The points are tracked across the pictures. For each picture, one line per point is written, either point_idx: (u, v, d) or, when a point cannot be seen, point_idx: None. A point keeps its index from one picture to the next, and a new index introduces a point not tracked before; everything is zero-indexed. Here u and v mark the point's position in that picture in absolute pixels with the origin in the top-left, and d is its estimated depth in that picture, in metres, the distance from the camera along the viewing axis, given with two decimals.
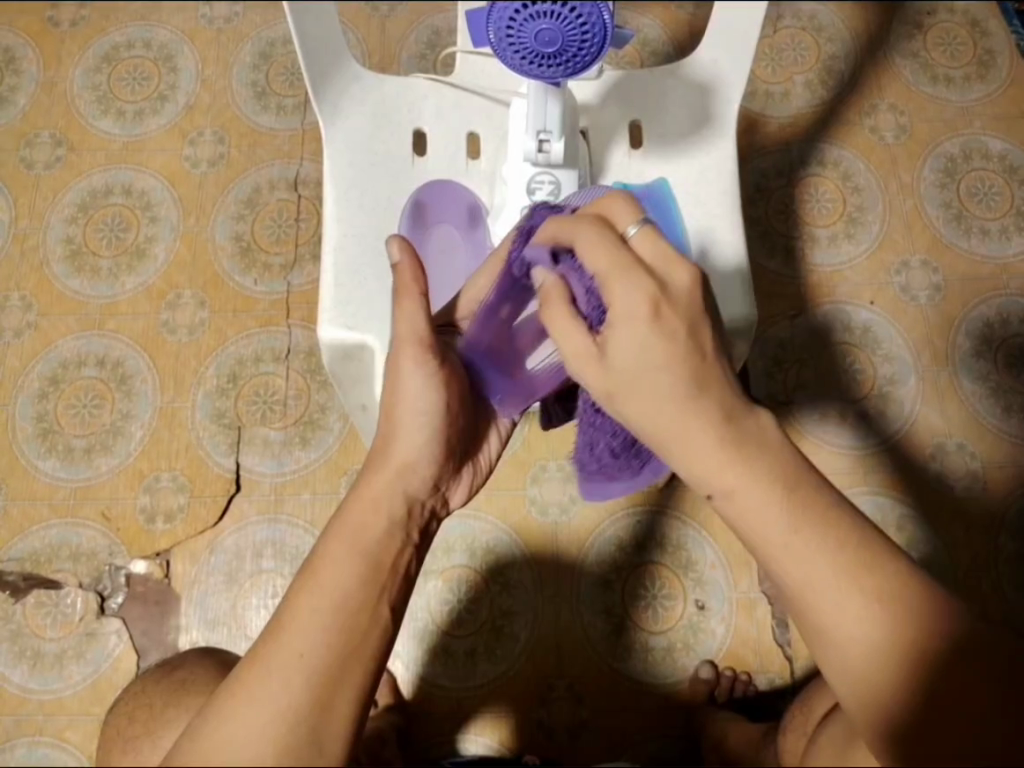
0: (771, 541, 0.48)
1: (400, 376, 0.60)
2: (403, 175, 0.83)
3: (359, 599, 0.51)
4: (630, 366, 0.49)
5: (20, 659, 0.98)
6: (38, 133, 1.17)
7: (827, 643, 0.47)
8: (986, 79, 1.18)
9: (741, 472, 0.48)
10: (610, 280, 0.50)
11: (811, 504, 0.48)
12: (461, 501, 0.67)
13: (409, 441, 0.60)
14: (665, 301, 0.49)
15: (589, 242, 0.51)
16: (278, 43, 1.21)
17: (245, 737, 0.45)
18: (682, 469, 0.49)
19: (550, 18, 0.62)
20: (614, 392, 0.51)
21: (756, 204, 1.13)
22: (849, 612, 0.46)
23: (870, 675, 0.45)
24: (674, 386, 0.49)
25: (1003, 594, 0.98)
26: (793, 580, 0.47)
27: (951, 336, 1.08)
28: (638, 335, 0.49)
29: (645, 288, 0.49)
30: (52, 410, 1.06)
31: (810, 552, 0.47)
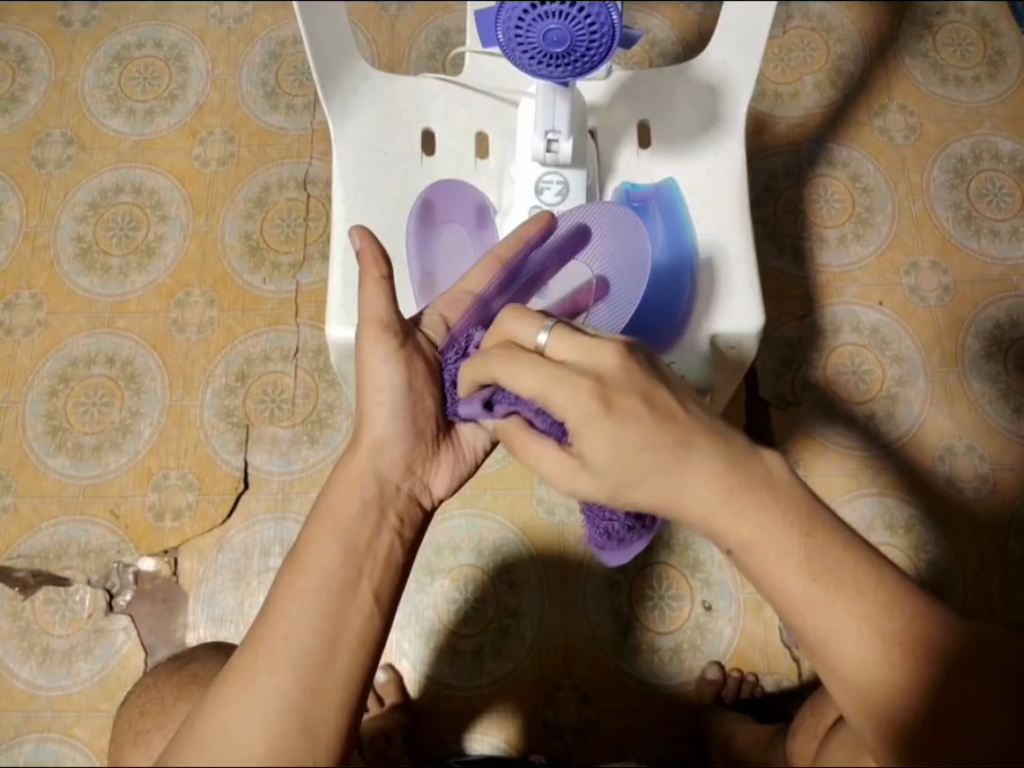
0: (794, 595, 0.47)
1: (363, 352, 0.61)
2: (412, 175, 0.84)
3: (341, 579, 0.52)
4: (610, 465, 0.49)
5: (29, 655, 0.98)
6: (50, 131, 1.18)
7: (838, 681, 0.46)
8: (996, 80, 1.18)
9: (755, 521, 0.47)
10: (549, 392, 0.50)
11: (829, 544, 0.47)
12: (449, 488, 0.66)
13: (375, 419, 0.61)
14: (608, 390, 0.48)
15: (512, 368, 0.51)
16: (288, 43, 1.21)
17: (241, 722, 0.46)
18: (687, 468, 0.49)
19: (560, 18, 0.63)
20: (615, 490, 0.50)
21: (765, 205, 1.13)
22: (861, 648, 0.45)
23: (879, 706, 0.45)
24: (663, 457, 0.48)
25: (1013, 596, 0.98)
26: (811, 628, 0.46)
27: (960, 337, 1.07)
28: (603, 437, 0.48)
29: (587, 386, 0.49)
30: (62, 407, 1.07)
31: (829, 600, 0.46)
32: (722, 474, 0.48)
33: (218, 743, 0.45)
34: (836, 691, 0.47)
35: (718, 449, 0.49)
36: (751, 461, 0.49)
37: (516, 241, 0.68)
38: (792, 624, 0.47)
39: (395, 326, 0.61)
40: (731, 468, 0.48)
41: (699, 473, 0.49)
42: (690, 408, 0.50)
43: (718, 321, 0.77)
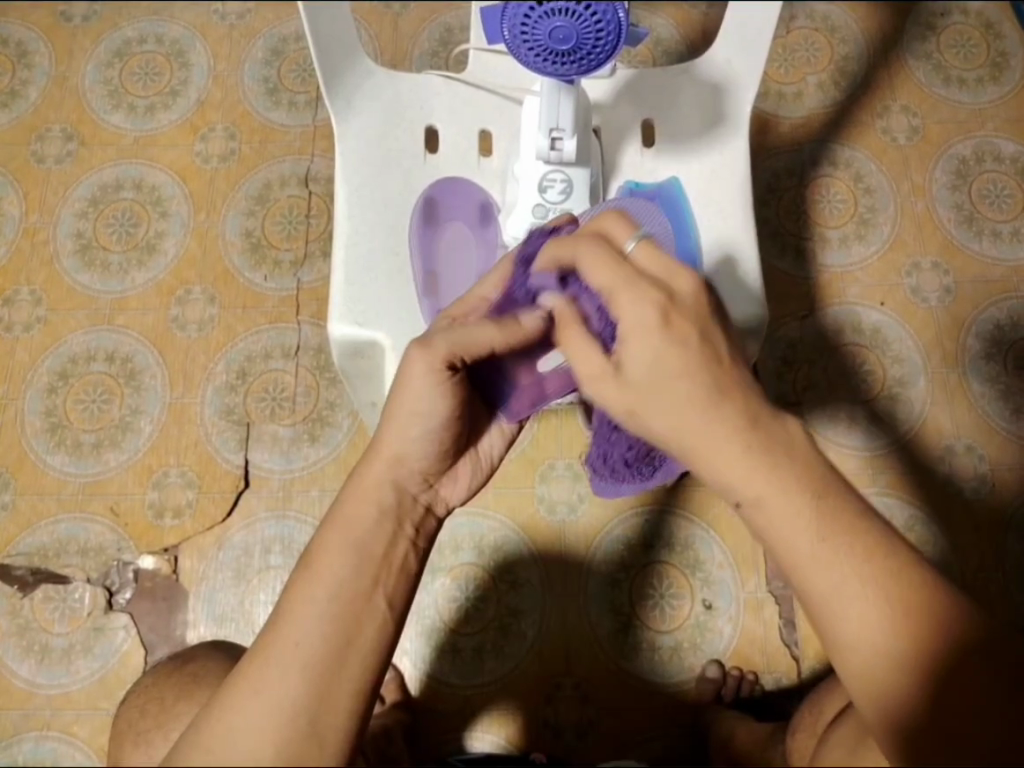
0: (798, 554, 0.46)
1: (404, 372, 0.57)
2: (415, 172, 0.83)
3: (355, 589, 0.51)
4: (648, 379, 0.49)
5: (28, 653, 0.98)
6: (50, 127, 1.17)
7: (840, 648, 0.45)
8: (999, 82, 1.18)
9: (766, 479, 0.46)
10: (617, 293, 0.50)
11: (841, 506, 0.46)
12: (460, 499, 0.63)
13: (403, 433, 0.57)
14: (674, 309, 0.49)
15: (592, 259, 0.52)
16: (290, 40, 1.20)
17: (245, 728, 0.46)
18: (704, 445, 0.48)
19: (566, 15, 0.62)
20: (632, 408, 0.50)
21: (768, 205, 1.13)
22: (864, 615, 0.44)
23: (882, 678, 0.44)
24: (692, 396, 0.48)
25: (1011, 596, 0.98)
26: (814, 590, 0.45)
27: (961, 338, 1.07)
28: (652, 347, 0.49)
29: (654, 298, 0.50)
30: (61, 404, 1.06)
31: (833, 563, 0.45)
32: (730, 450, 0.47)
33: (224, 747, 0.45)
34: (838, 662, 0.45)
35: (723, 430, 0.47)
36: (771, 432, 0.48)
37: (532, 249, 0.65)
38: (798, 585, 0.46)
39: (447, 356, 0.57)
40: (743, 434, 0.47)
41: (697, 447, 0.48)
42: (704, 386, 0.48)
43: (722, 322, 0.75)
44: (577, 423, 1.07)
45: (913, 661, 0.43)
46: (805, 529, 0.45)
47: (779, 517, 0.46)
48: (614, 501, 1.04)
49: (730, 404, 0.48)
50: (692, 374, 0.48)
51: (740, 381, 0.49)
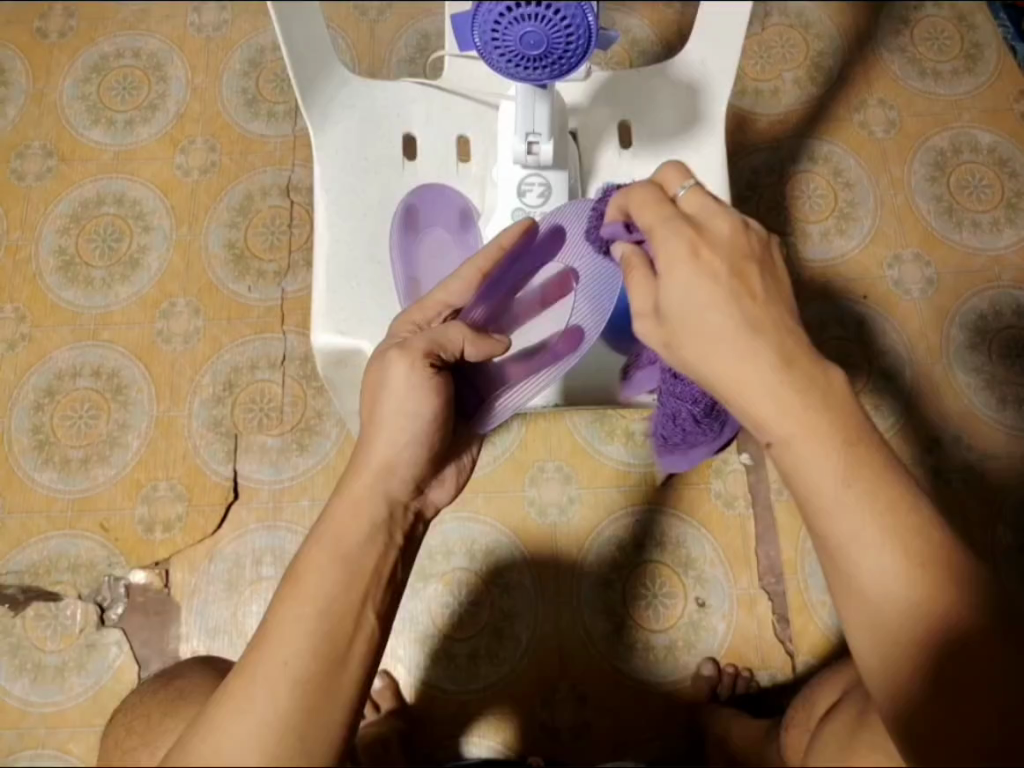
0: (823, 497, 0.46)
1: (387, 372, 0.59)
2: (395, 179, 0.83)
3: (345, 604, 0.51)
4: (683, 304, 0.52)
5: (21, 671, 0.98)
6: (29, 144, 1.17)
7: (853, 593, 0.45)
8: (974, 73, 1.18)
9: (799, 419, 0.47)
10: (656, 230, 0.54)
11: (870, 456, 0.46)
12: (447, 501, 0.64)
13: (392, 440, 0.58)
14: (703, 241, 0.52)
15: (642, 202, 0.56)
16: (267, 50, 1.20)
17: (235, 747, 0.45)
18: (735, 381, 0.49)
19: (535, 20, 0.63)
20: (670, 338, 0.53)
21: (748, 201, 1.13)
22: (887, 559, 0.44)
23: (896, 628, 0.44)
24: (730, 325, 0.50)
25: (1003, 585, 0.98)
26: (833, 532, 0.46)
27: (944, 329, 1.08)
28: (685, 276, 0.52)
29: (683, 232, 0.53)
30: (48, 421, 1.06)
31: (859, 505, 0.45)
32: (761, 381, 0.48)
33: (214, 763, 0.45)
34: (853, 611, 0.46)
35: (757, 367, 0.49)
36: (810, 375, 0.48)
37: (497, 252, 0.65)
38: (820, 529, 0.46)
39: (426, 355, 0.60)
40: (778, 369, 0.48)
41: (732, 387, 0.49)
42: (739, 321, 0.50)
43: None
44: (566, 423, 1.07)
45: (927, 609, 0.43)
46: (836, 465, 0.46)
47: (807, 457, 0.47)
48: (603, 501, 1.05)
49: (766, 337, 0.49)
50: (721, 303, 0.50)
51: (776, 320, 0.50)
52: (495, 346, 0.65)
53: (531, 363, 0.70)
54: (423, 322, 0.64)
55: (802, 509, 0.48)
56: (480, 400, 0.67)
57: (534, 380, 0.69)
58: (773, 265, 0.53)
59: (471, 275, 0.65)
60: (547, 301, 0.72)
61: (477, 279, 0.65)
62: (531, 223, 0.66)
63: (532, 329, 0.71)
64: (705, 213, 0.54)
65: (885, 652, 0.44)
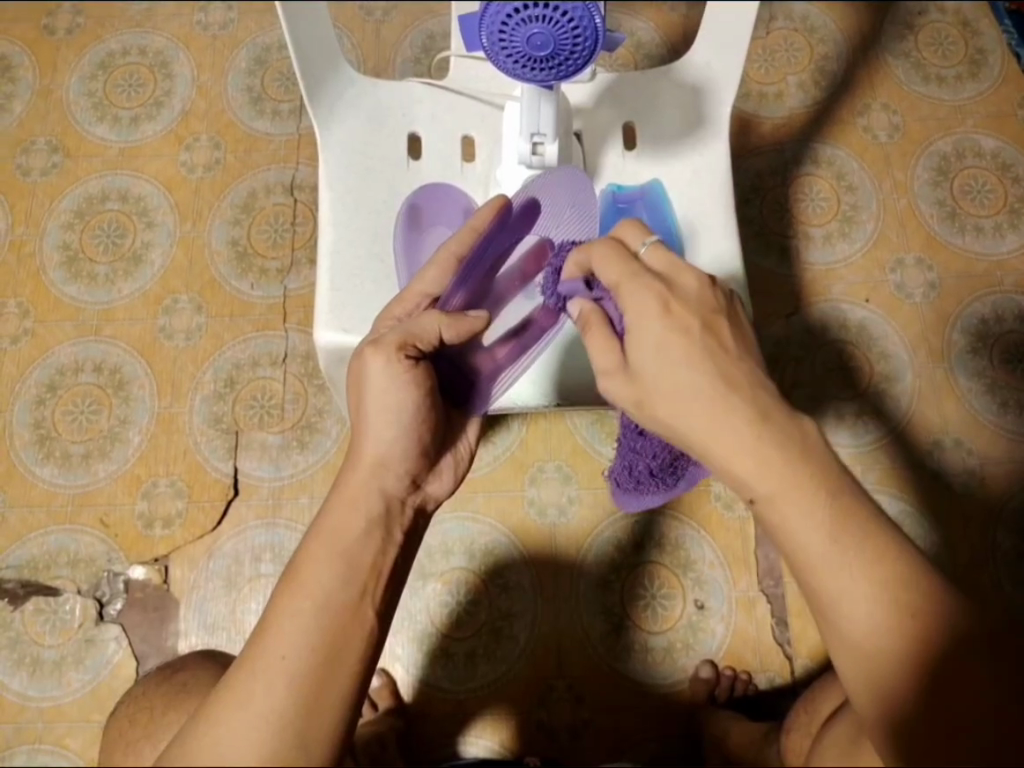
0: (809, 552, 0.47)
1: (365, 370, 0.58)
2: (399, 178, 0.83)
3: (343, 598, 0.51)
4: (651, 364, 0.52)
5: (19, 665, 0.98)
6: (35, 140, 1.17)
7: (846, 645, 0.47)
8: (978, 78, 1.19)
9: (779, 475, 0.48)
10: (624, 286, 0.55)
11: (852, 507, 0.48)
12: (450, 490, 0.64)
13: (379, 438, 0.58)
14: (674, 298, 0.53)
15: (606, 258, 0.56)
16: (273, 49, 1.21)
17: (233, 742, 0.45)
18: (716, 442, 0.50)
19: (542, 22, 0.63)
20: (640, 399, 0.54)
21: (751, 204, 1.13)
22: (870, 608, 0.46)
23: (886, 680, 0.45)
24: (704, 384, 0.50)
25: (1002, 590, 0.98)
26: (823, 587, 0.47)
27: (946, 334, 1.08)
28: (654, 333, 0.52)
29: (654, 289, 0.53)
30: (50, 416, 1.06)
31: (844, 558, 0.46)
32: (738, 439, 0.49)
33: (209, 757, 0.45)
34: (846, 659, 0.47)
35: (733, 425, 0.49)
36: (786, 430, 0.49)
37: (471, 233, 0.65)
38: (808, 582, 0.48)
39: (402, 350, 0.59)
40: (755, 425, 0.49)
41: (710, 444, 0.50)
42: (713, 378, 0.50)
43: None
44: (567, 424, 1.07)
45: (915, 658, 0.45)
46: (820, 522, 0.47)
47: (794, 512, 0.48)
48: (604, 502, 1.04)
49: (744, 393, 0.50)
50: (693, 360, 0.51)
51: (748, 375, 0.51)
52: (475, 324, 0.61)
53: (518, 342, 0.71)
54: (404, 316, 0.64)
55: (789, 561, 0.49)
56: (472, 385, 0.67)
57: (521, 360, 0.71)
58: (740, 320, 0.54)
59: (447, 261, 0.64)
60: (527, 275, 0.72)
61: (453, 266, 0.65)
62: (505, 200, 0.65)
63: (512, 309, 0.73)
64: (673, 271, 0.54)
65: (878, 700, 0.45)
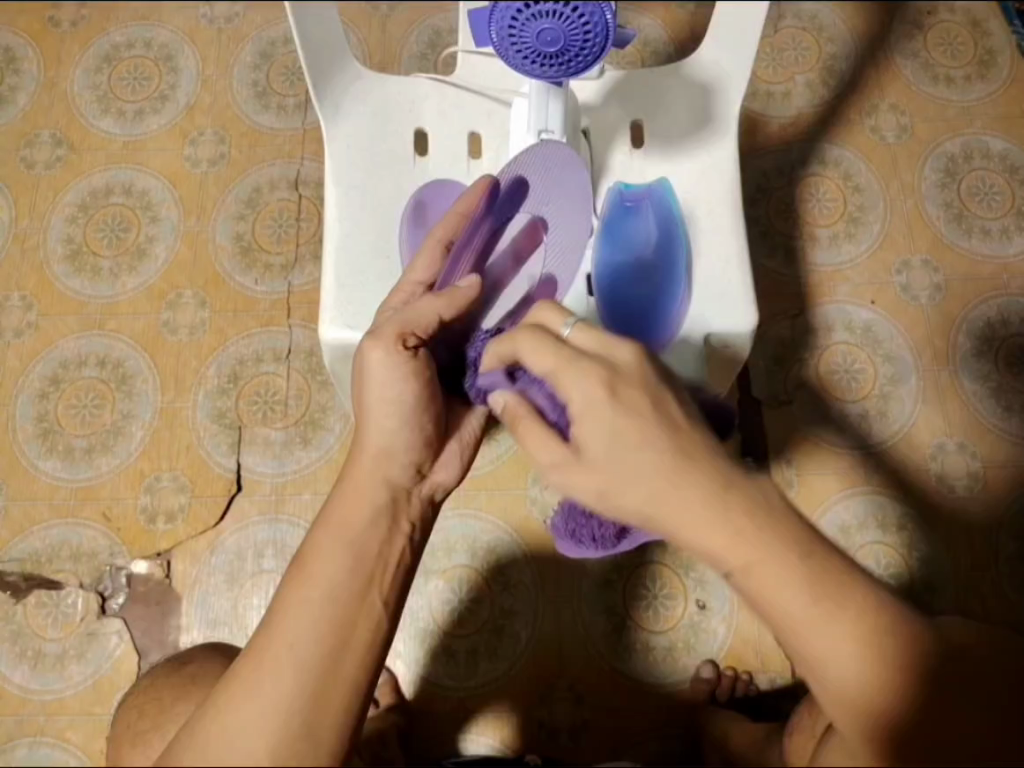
0: (793, 618, 0.45)
1: (364, 363, 0.58)
2: (405, 175, 0.83)
3: (350, 589, 0.51)
4: (607, 457, 0.48)
5: (21, 658, 0.98)
6: (39, 133, 1.17)
7: (825, 687, 0.46)
8: (987, 79, 1.18)
9: (753, 546, 0.45)
10: (562, 375, 0.50)
11: (830, 571, 0.45)
12: (456, 479, 0.63)
13: (381, 430, 0.58)
14: (620, 382, 0.49)
15: (534, 348, 0.52)
16: (279, 43, 1.20)
17: (237, 732, 0.45)
18: (687, 529, 0.46)
19: (554, 17, 0.62)
20: (602, 489, 0.49)
21: (757, 203, 1.13)
22: (852, 662, 0.45)
23: (864, 719, 0.45)
24: (657, 464, 0.47)
25: (1003, 593, 0.98)
26: (808, 649, 0.45)
27: (952, 336, 1.08)
28: (605, 423, 0.48)
29: (597, 374, 0.49)
30: (53, 410, 1.06)
31: (831, 624, 0.44)
32: (705, 521, 0.45)
33: (215, 746, 0.45)
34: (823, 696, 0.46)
35: (697, 501, 0.46)
36: (751, 501, 0.46)
37: (456, 219, 0.65)
38: (789, 642, 0.46)
39: (401, 339, 0.59)
40: (716, 501, 0.46)
41: (682, 531, 0.46)
42: (669, 457, 0.47)
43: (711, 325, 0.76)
44: None
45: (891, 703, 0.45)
46: (799, 593, 0.45)
47: (773, 582, 0.45)
48: None
49: (699, 468, 0.46)
50: (648, 442, 0.47)
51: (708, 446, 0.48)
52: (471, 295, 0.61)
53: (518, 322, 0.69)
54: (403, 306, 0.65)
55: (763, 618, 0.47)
56: (468, 371, 0.66)
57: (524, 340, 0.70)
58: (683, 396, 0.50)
59: (434, 249, 0.65)
60: (522, 254, 0.70)
61: (440, 254, 0.65)
62: (490, 182, 0.65)
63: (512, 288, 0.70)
64: (605, 348, 0.51)
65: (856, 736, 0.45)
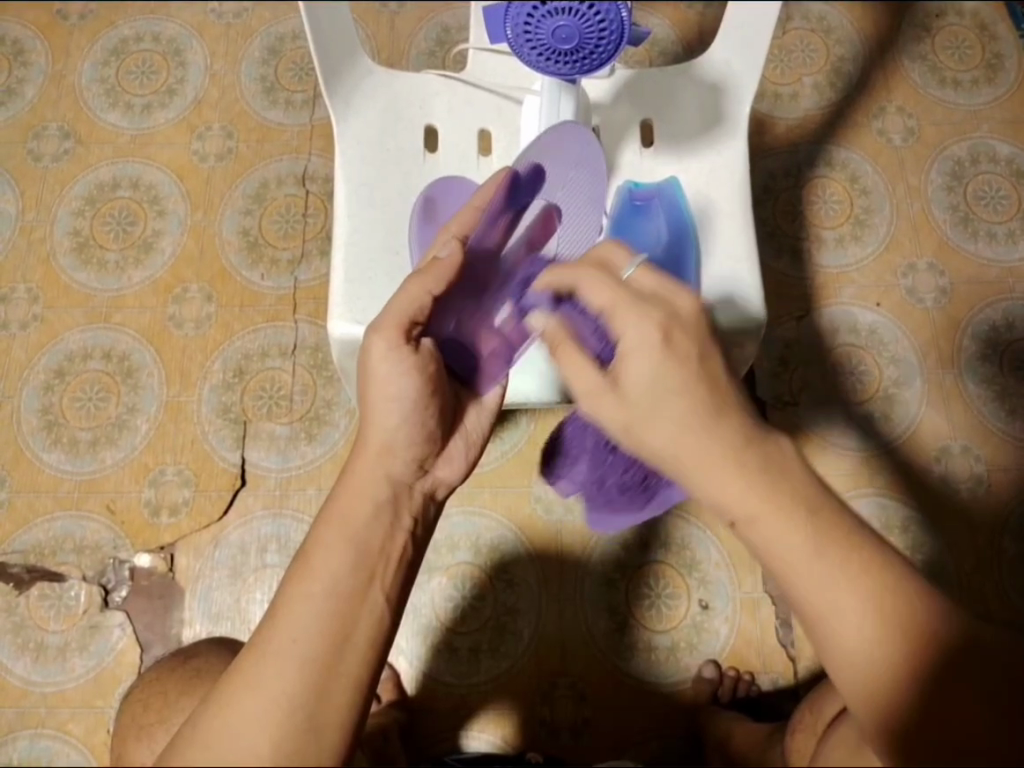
0: (793, 565, 0.46)
1: (367, 357, 0.59)
2: (415, 171, 0.83)
3: (353, 582, 0.51)
4: (646, 389, 0.51)
5: (23, 650, 0.98)
6: (46, 125, 1.17)
7: (834, 654, 0.45)
8: (995, 83, 1.18)
9: (761, 491, 0.47)
10: (619, 311, 0.53)
11: (832, 522, 0.47)
12: (459, 478, 0.63)
13: (384, 425, 0.58)
14: (675, 326, 0.52)
15: (594, 283, 0.55)
16: (287, 39, 1.21)
17: (240, 724, 0.45)
18: (712, 479, 0.48)
19: (568, 14, 0.63)
20: (630, 424, 0.52)
21: (764, 204, 1.13)
22: (861, 615, 0.45)
23: (879, 680, 0.44)
24: (691, 408, 0.50)
25: (1006, 597, 0.98)
26: (809, 602, 0.46)
27: (957, 339, 1.08)
28: (651, 363, 0.51)
29: (654, 317, 0.52)
30: (58, 402, 1.06)
31: (831, 576, 0.45)
32: (722, 460, 0.48)
33: (218, 739, 0.45)
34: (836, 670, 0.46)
35: (714, 449, 0.48)
36: (765, 454, 0.49)
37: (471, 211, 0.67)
38: (793, 597, 0.47)
39: (405, 330, 0.60)
40: (735, 455, 0.48)
41: (698, 479, 0.49)
42: (704, 401, 0.50)
43: (720, 320, 0.76)
44: None
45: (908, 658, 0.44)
46: (804, 539, 0.46)
47: (775, 534, 0.46)
48: None
49: (728, 421, 0.49)
50: (691, 384, 0.50)
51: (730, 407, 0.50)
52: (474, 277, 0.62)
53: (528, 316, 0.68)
54: None
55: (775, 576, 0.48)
56: (474, 365, 0.66)
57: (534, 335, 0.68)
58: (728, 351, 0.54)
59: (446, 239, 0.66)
60: (535, 245, 0.69)
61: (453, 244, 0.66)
62: (510, 173, 0.66)
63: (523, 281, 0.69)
64: (666, 290, 0.54)
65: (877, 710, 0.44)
